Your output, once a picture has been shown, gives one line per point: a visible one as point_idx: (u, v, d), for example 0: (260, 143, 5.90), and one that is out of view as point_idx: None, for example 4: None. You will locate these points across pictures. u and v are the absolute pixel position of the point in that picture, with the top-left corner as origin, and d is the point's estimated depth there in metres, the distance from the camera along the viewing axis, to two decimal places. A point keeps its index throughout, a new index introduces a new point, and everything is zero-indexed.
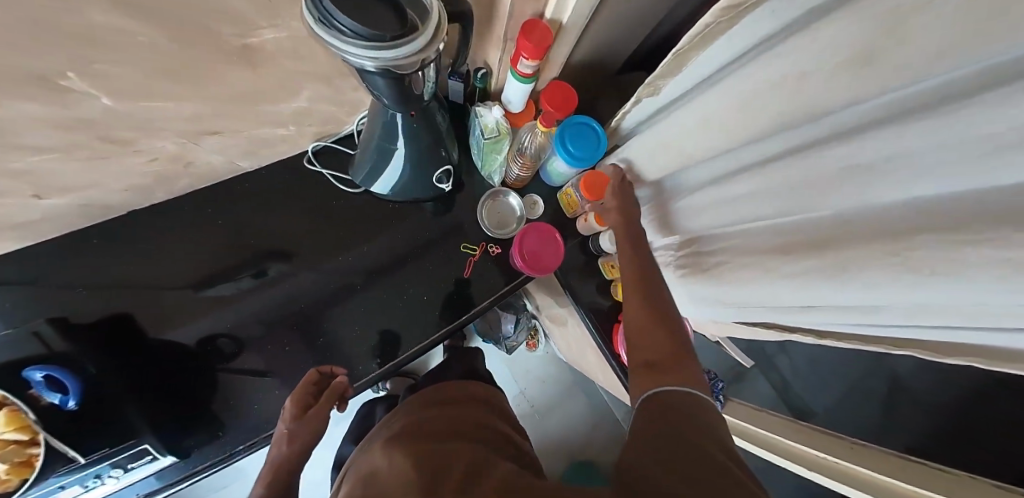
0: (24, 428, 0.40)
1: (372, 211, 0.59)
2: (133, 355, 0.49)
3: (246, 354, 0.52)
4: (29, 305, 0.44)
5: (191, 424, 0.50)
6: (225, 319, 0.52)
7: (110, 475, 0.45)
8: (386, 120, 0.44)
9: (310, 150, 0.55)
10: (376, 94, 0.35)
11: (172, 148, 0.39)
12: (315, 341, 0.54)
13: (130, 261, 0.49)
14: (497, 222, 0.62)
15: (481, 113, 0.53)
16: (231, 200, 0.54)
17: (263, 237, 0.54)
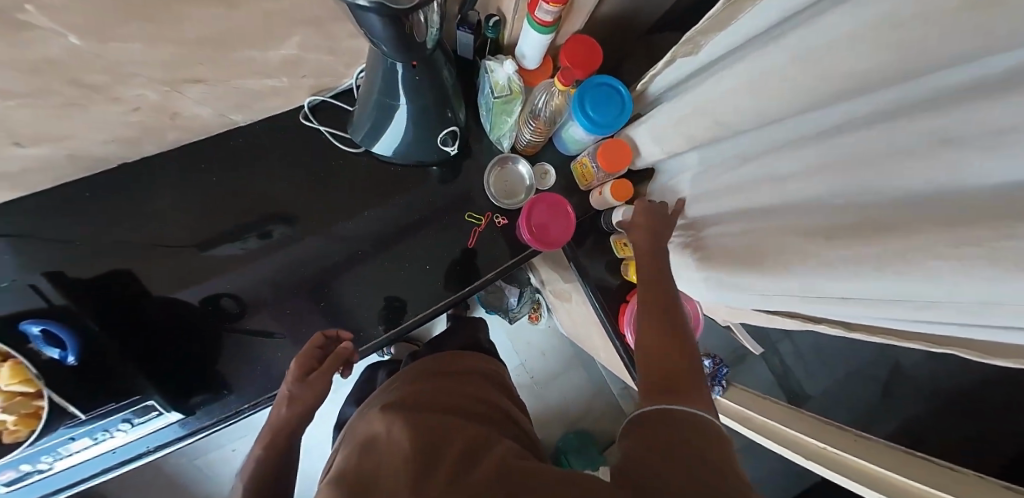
0: (29, 382, 0.40)
1: (374, 174, 0.56)
2: (135, 313, 0.48)
3: (249, 316, 0.51)
4: (23, 257, 0.43)
5: (195, 383, 0.50)
6: (223, 281, 0.50)
7: (118, 429, 0.46)
8: (386, 70, 0.40)
9: (307, 106, 0.52)
10: (374, 39, 0.31)
11: (155, 97, 0.36)
12: (316, 306, 0.53)
13: (121, 219, 0.47)
14: (505, 191, 0.58)
15: (491, 69, 0.49)
16: (225, 157, 0.51)
17: (259, 198, 0.52)
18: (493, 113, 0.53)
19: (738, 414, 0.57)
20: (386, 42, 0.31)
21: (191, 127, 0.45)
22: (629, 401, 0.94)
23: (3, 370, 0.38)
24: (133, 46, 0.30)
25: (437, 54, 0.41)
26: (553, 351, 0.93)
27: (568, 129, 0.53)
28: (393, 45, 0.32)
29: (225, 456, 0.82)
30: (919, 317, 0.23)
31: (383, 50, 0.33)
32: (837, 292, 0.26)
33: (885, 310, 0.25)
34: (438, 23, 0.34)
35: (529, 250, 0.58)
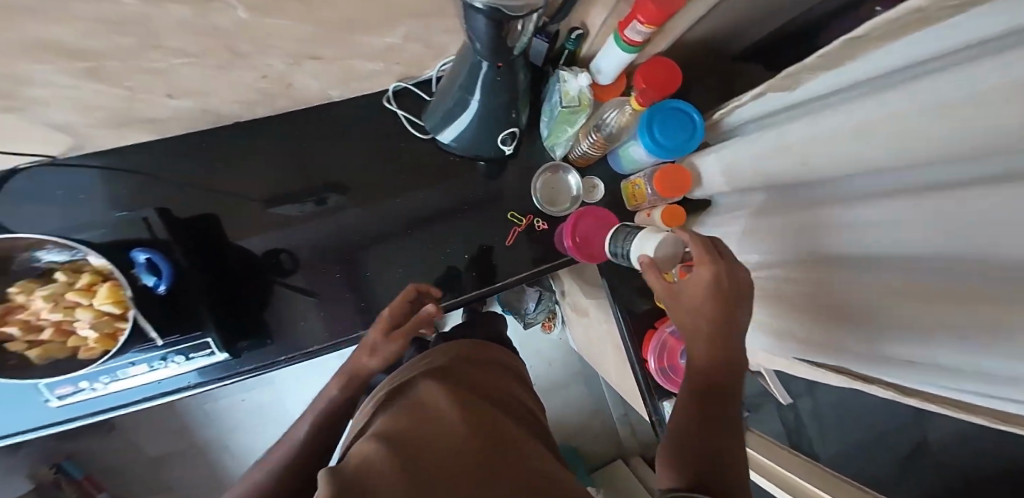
0: (118, 304, 0.46)
1: (432, 161, 0.58)
2: (216, 255, 0.52)
3: (299, 273, 0.54)
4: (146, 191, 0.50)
5: (244, 329, 0.53)
6: (283, 237, 0.54)
7: (173, 360, 0.49)
8: (472, 65, 0.42)
9: (391, 90, 0.55)
10: (473, 36, 0.33)
11: (280, 68, 0.40)
12: (358, 276, 0.56)
13: (212, 168, 0.52)
14: (550, 198, 0.60)
15: (565, 78, 0.49)
16: (306, 126, 0.55)
17: (326, 169, 0.55)
18: (552, 122, 0.54)
19: (747, 456, 0.55)
20: (484, 42, 0.33)
21: (290, 96, 0.48)
22: (627, 427, 0.95)
23: (104, 288, 0.45)
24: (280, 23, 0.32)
25: (522, 59, 0.43)
26: (563, 361, 0.94)
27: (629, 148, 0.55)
28: (488, 46, 0.34)
29: (232, 404, 0.92)
30: (977, 392, 0.23)
31: (476, 48, 0.35)
32: (922, 357, 0.27)
33: (961, 381, 0.24)
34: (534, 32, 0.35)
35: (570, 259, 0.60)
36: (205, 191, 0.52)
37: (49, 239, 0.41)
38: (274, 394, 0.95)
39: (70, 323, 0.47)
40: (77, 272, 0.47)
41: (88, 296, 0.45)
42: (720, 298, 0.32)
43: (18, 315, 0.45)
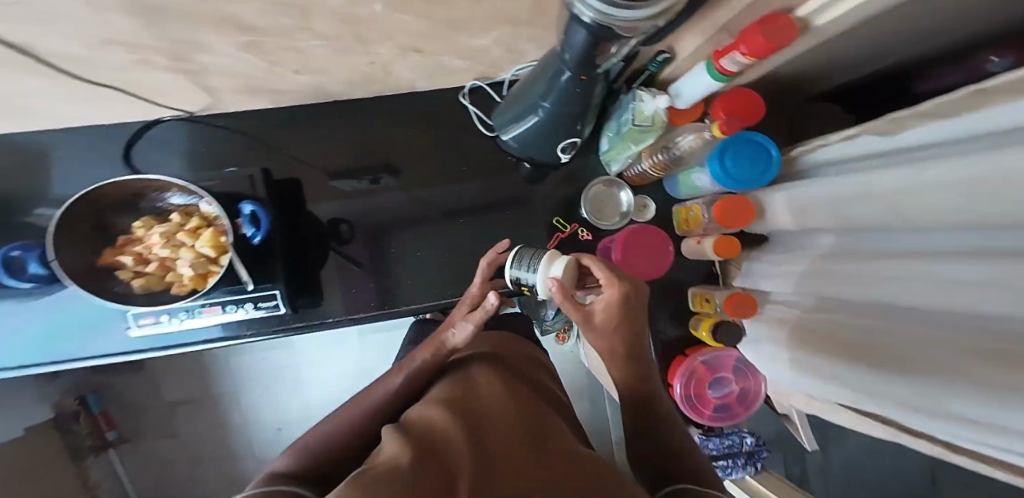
0: (215, 248, 0.54)
1: (479, 161, 0.66)
2: (298, 216, 0.62)
3: (351, 243, 0.63)
4: (254, 152, 0.61)
5: (302, 288, 0.61)
6: (344, 207, 0.64)
7: (243, 307, 0.57)
8: (554, 74, 0.44)
9: (465, 88, 0.61)
10: (566, 47, 0.36)
11: (387, 55, 0.48)
12: (388, 251, 0.63)
13: (302, 140, 0.63)
14: (598, 209, 0.65)
15: (640, 98, 0.49)
16: (380, 115, 0.64)
17: (386, 156, 0.65)
18: (613, 137, 0.56)
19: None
20: (576, 54, 0.36)
21: (382, 81, 0.57)
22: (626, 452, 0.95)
23: (207, 232, 0.53)
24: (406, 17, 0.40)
25: (607, 73, 0.45)
26: (570, 373, 0.96)
27: (692, 175, 0.57)
28: (578, 58, 0.37)
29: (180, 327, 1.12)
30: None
31: (566, 57, 0.38)
32: (977, 417, 0.29)
33: (1014, 442, 0.26)
34: (626, 52, 0.38)
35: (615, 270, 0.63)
36: (289, 157, 0.62)
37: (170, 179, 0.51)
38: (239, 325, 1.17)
39: (171, 262, 0.55)
40: (190, 218, 0.56)
41: (193, 238, 0.54)
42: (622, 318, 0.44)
43: (138, 248, 0.55)
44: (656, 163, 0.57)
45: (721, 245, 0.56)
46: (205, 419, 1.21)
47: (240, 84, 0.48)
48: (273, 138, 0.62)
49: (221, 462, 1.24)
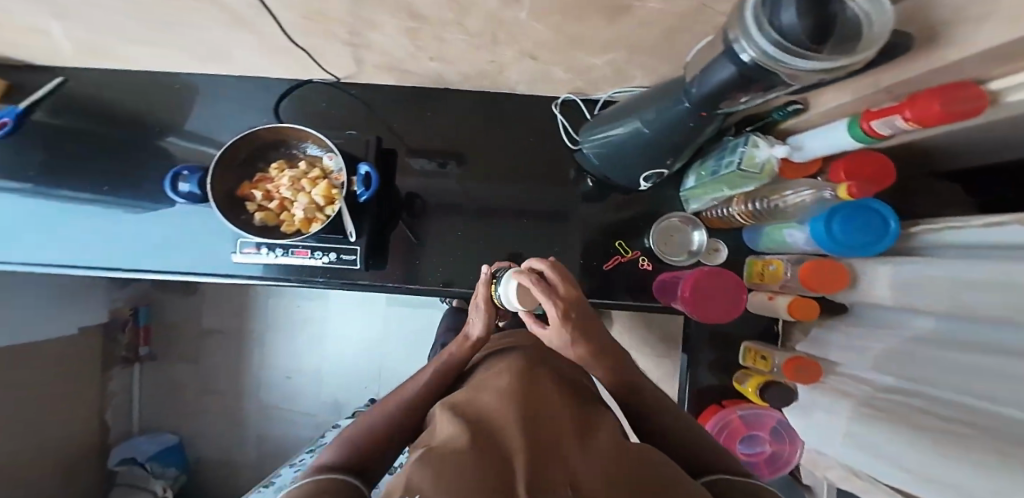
0: (323, 199, 0.76)
1: (534, 169, 0.89)
2: (390, 193, 0.88)
3: (422, 216, 0.88)
4: (382, 130, 0.91)
5: (376, 249, 0.86)
6: (423, 185, 0.89)
7: (324, 255, 0.81)
8: (674, 104, 0.50)
9: (562, 99, 0.86)
10: (698, 84, 0.40)
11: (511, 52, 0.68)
12: (453, 229, 0.88)
13: (418, 126, 0.91)
14: (664, 240, 0.81)
15: (755, 144, 0.49)
16: (469, 123, 0.91)
17: (458, 150, 0.91)
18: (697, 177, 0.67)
19: None
20: (705, 93, 0.40)
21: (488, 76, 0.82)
22: None
23: (322, 186, 0.75)
24: (536, 25, 0.55)
25: (720, 115, 0.49)
26: None
27: (783, 229, 0.63)
28: (705, 97, 0.41)
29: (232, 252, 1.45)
30: None
31: (691, 92, 0.43)
32: None
33: None
34: (751, 101, 0.41)
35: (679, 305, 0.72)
36: (402, 139, 0.91)
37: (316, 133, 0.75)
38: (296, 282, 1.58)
39: (290, 206, 0.78)
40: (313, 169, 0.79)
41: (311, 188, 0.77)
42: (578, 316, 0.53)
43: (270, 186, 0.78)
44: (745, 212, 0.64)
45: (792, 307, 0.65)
46: (236, 347, 1.65)
47: (386, 60, 0.78)
48: (401, 120, 0.92)
49: (232, 400, 1.66)
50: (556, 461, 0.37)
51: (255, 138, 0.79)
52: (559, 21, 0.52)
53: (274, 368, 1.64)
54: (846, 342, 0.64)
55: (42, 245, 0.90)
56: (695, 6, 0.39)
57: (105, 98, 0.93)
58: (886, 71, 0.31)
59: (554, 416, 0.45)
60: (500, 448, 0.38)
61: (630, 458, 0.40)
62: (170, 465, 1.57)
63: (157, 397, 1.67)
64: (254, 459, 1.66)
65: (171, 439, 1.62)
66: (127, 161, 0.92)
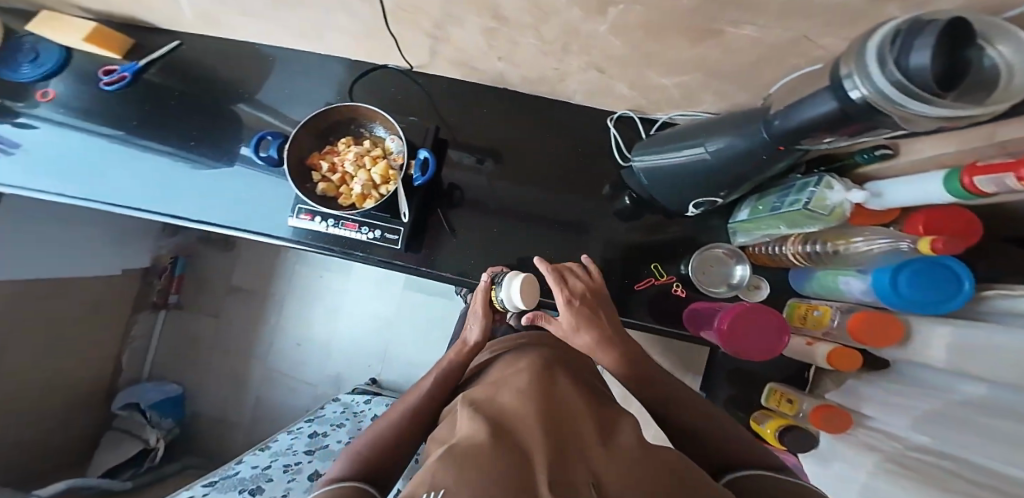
0: (385, 180, 0.82)
1: (576, 178, 0.90)
2: (437, 182, 0.91)
3: (462, 207, 0.90)
4: (436, 121, 0.94)
5: (416, 234, 0.88)
6: (467, 179, 0.91)
7: (365, 231, 0.83)
8: (743, 136, 0.52)
9: (618, 114, 0.87)
10: (784, 117, 0.42)
11: (577, 65, 0.70)
12: (493, 225, 0.89)
13: (472, 122, 0.94)
14: (702, 269, 0.82)
15: (829, 186, 0.52)
16: (522, 125, 0.93)
17: (496, 149, 0.93)
18: (751, 210, 0.71)
19: None
20: (788, 129, 0.42)
21: (548, 83, 0.83)
22: None
23: (383, 167, 0.80)
24: (614, 40, 0.56)
25: (799, 150, 0.49)
26: None
27: (837, 276, 0.66)
28: (789, 130, 0.42)
29: None
30: None
31: (774, 124, 0.44)
32: None
33: None
34: (837, 139, 0.42)
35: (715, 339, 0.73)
36: (454, 133, 0.94)
37: (382, 113, 0.80)
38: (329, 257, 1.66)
39: (349, 181, 0.83)
40: (375, 148, 0.84)
41: (371, 166, 0.81)
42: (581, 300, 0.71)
43: (335, 159, 0.82)
44: (802, 252, 0.69)
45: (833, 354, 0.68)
46: (256, 307, 1.71)
47: (458, 55, 0.84)
48: (457, 115, 0.94)
49: (241, 360, 1.70)
50: (567, 461, 0.44)
51: (330, 117, 0.83)
52: (638, 40, 0.53)
53: (287, 332, 1.68)
54: (881, 396, 0.68)
55: (119, 182, 0.97)
56: (796, 38, 0.40)
57: (204, 63, 1.03)
58: (1004, 127, 0.31)
59: (575, 416, 0.52)
60: (518, 447, 0.46)
61: (641, 455, 0.47)
62: (167, 416, 1.61)
63: (172, 345, 1.73)
64: (248, 419, 1.67)
65: (173, 391, 1.66)
66: (210, 120, 1.01)
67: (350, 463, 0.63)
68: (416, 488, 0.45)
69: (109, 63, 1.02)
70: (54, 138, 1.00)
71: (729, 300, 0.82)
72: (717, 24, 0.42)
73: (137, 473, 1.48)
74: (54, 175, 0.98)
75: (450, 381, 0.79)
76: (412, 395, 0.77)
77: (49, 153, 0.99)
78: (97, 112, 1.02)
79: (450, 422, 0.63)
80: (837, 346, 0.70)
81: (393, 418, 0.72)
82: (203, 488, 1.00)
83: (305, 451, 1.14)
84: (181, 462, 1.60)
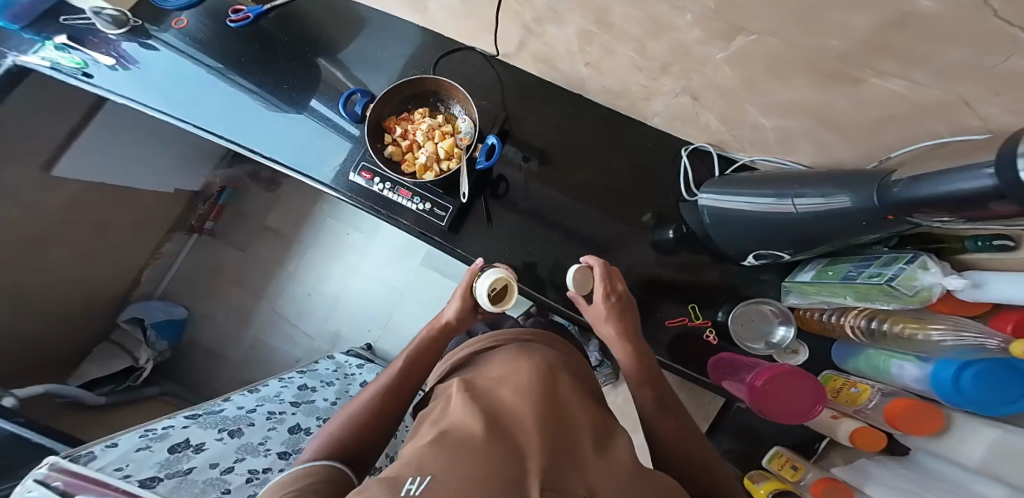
0: (449, 159, 0.82)
1: (632, 197, 0.88)
2: (492, 175, 0.91)
3: (508, 201, 0.89)
4: (505, 113, 0.94)
5: (460, 218, 0.88)
6: (519, 177, 0.91)
7: (417, 202, 0.84)
8: (849, 198, 0.51)
9: (693, 145, 0.83)
10: (905, 185, 0.43)
11: (669, 88, 0.69)
12: (535, 227, 0.88)
13: (539, 121, 0.93)
14: (742, 321, 0.80)
15: (925, 267, 0.54)
16: (590, 136, 0.91)
17: (547, 151, 0.92)
18: (818, 273, 0.70)
19: None
20: (908, 198, 0.43)
21: (629, 101, 0.80)
22: None
23: (448, 145, 0.80)
24: (725, 70, 0.57)
25: (908, 222, 0.49)
26: None
27: (887, 358, 0.66)
28: (907, 200, 0.43)
29: None
30: None
31: (891, 191, 0.45)
32: None
33: None
34: (955, 220, 0.43)
35: (743, 393, 0.68)
36: (519, 128, 0.93)
37: (462, 89, 0.80)
38: (358, 223, 1.69)
39: (413, 151, 0.83)
40: (446, 124, 0.84)
41: (438, 140, 0.81)
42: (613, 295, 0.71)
43: (409, 127, 0.82)
44: (862, 326, 0.68)
45: (860, 431, 0.68)
46: (281, 252, 1.73)
47: (544, 51, 0.81)
48: (526, 110, 0.94)
49: (252, 299, 1.72)
50: (560, 465, 0.43)
51: (414, 85, 0.83)
52: (754, 73, 0.55)
53: (301, 280, 1.69)
54: (889, 479, 0.68)
55: (217, 110, 1.02)
56: (953, 100, 0.40)
57: (308, 15, 1.06)
58: None
59: (566, 424, 0.51)
60: (513, 445, 0.46)
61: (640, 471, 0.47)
62: (164, 338, 1.62)
63: (193, 269, 1.76)
64: (240, 358, 1.68)
65: (178, 314, 1.68)
66: (297, 69, 1.04)
67: (324, 445, 0.66)
68: (399, 470, 0.44)
69: (238, 3, 1.09)
70: (170, 61, 1.07)
71: (764, 358, 0.78)
72: (863, 71, 0.45)
73: (113, 390, 1.47)
74: (160, 94, 1.03)
75: (422, 365, 0.80)
76: (383, 375, 0.79)
77: (157, 68, 1.06)
78: (210, 44, 1.08)
79: (441, 404, 0.62)
80: (863, 424, 0.70)
81: (362, 401, 0.75)
82: (184, 419, 0.90)
83: (292, 403, 1.06)
84: (160, 387, 1.59)
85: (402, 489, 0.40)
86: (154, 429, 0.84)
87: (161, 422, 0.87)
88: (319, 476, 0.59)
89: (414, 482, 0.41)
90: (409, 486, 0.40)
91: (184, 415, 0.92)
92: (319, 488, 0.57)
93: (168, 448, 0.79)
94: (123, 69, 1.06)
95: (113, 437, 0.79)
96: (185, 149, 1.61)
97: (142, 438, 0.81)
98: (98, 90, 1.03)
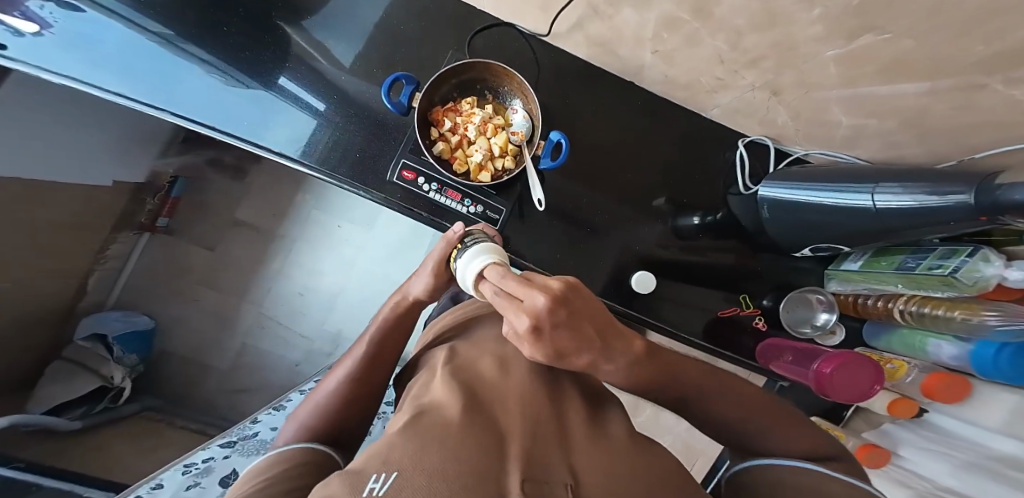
0: (508, 158, 0.79)
1: (687, 189, 0.89)
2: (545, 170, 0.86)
3: (560, 197, 0.86)
4: (553, 98, 0.87)
5: (513, 217, 0.84)
6: (571, 170, 0.87)
7: (466, 204, 0.82)
8: (945, 200, 0.49)
9: (749, 137, 0.85)
10: (1002, 191, 0.41)
11: (760, 75, 0.68)
12: (590, 224, 0.87)
13: (589, 107, 0.87)
14: (792, 306, 0.87)
15: (988, 258, 0.58)
16: (643, 124, 0.88)
17: (601, 142, 0.88)
18: (867, 264, 0.75)
19: None
20: (1003, 203, 0.41)
21: (694, 90, 0.79)
22: None
23: (504, 140, 0.77)
24: (829, 67, 0.60)
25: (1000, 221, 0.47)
26: None
27: (922, 337, 0.73)
28: (1003, 204, 0.42)
29: None
30: None
31: (994, 194, 0.43)
32: None
33: None
34: None
35: (812, 381, 0.74)
36: (572, 113, 0.87)
37: (522, 79, 0.75)
38: (348, 214, 1.54)
39: (465, 148, 0.79)
40: (497, 116, 0.79)
41: (492, 135, 0.77)
42: (557, 328, 0.37)
43: (458, 120, 0.78)
44: (910, 311, 0.73)
45: (895, 402, 0.82)
46: (263, 248, 1.55)
47: (605, 35, 0.78)
48: (577, 94, 0.87)
49: (234, 301, 1.54)
50: (536, 461, 0.43)
51: (461, 72, 0.78)
52: (865, 69, 0.56)
53: (290, 278, 1.54)
54: (917, 442, 0.81)
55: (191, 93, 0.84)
56: None
57: None
58: None
59: (541, 418, 0.51)
60: (488, 433, 0.46)
61: (626, 449, 0.49)
62: (133, 352, 1.40)
63: (155, 271, 1.53)
64: (228, 364, 1.52)
65: (144, 324, 1.46)
66: (293, 38, 0.88)
67: (295, 433, 0.63)
68: (365, 462, 0.42)
69: None
70: (116, 31, 0.84)
71: (807, 340, 0.86)
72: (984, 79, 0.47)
73: (87, 413, 1.28)
74: (114, 72, 0.81)
75: (392, 344, 0.74)
76: (348, 359, 0.73)
77: (90, 37, 0.83)
78: (165, 6, 0.87)
79: (421, 382, 0.65)
80: (895, 395, 0.83)
81: (329, 387, 0.70)
82: (222, 449, 0.88)
83: None
84: (139, 402, 1.42)
85: (364, 489, 0.36)
86: (195, 464, 0.83)
87: (198, 455, 0.86)
88: (298, 461, 0.55)
89: (377, 481, 0.37)
90: (371, 486, 0.37)
91: (218, 444, 0.90)
92: (298, 472, 0.53)
93: (219, 482, 0.79)
94: (40, 36, 0.80)
95: (156, 478, 0.78)
96: (133, 130, 1.35)
97: (185, 475, 0.80)
98: (20, 65, 0.76)
